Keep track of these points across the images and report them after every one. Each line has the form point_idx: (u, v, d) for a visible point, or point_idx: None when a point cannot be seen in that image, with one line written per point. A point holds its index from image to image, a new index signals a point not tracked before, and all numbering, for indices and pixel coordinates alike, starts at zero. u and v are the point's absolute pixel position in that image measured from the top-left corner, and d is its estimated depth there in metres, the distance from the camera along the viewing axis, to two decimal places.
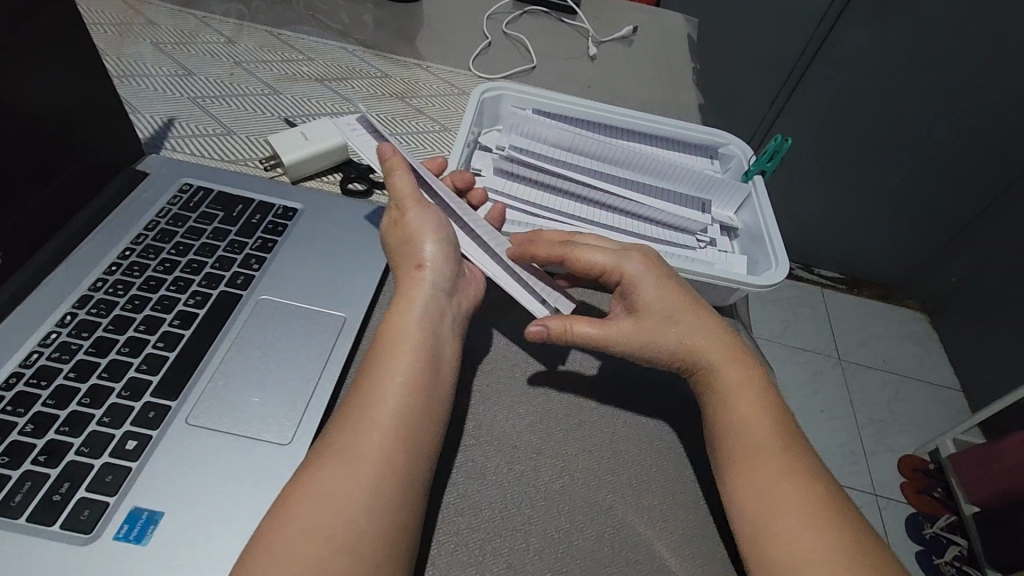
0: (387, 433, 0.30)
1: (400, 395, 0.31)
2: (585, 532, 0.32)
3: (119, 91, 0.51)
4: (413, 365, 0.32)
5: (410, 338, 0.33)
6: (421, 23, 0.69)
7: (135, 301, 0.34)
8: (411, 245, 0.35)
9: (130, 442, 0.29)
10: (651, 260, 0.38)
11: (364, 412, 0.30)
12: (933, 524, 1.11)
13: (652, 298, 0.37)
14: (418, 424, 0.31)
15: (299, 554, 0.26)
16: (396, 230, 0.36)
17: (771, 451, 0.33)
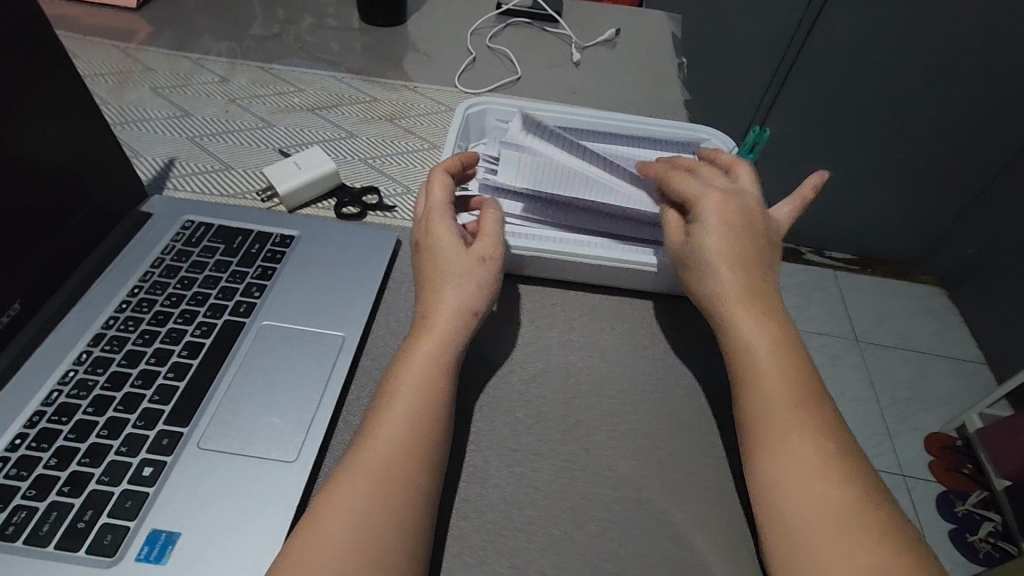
0: (399, 450, 0.31)
1: (414, 412, 0.33)
2: (585, 528, 0.33)
3: (122, 136, 0.54)
4: (425, 385, 0.34)
5: (426, 363, 0.35)
6: (408, 46, 0.71)
7: (145, 336, 0.36)
8: (437, 283, 0.37)
9: (146, 468, 0.31)
10: (753, 222, 0.40)
11: (381, 430, 0.32)
12: (966, 502, 1.09)
13: (686, 189, 0.41)
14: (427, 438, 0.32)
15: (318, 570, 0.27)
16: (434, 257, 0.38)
17: (775, 439, 0.34)
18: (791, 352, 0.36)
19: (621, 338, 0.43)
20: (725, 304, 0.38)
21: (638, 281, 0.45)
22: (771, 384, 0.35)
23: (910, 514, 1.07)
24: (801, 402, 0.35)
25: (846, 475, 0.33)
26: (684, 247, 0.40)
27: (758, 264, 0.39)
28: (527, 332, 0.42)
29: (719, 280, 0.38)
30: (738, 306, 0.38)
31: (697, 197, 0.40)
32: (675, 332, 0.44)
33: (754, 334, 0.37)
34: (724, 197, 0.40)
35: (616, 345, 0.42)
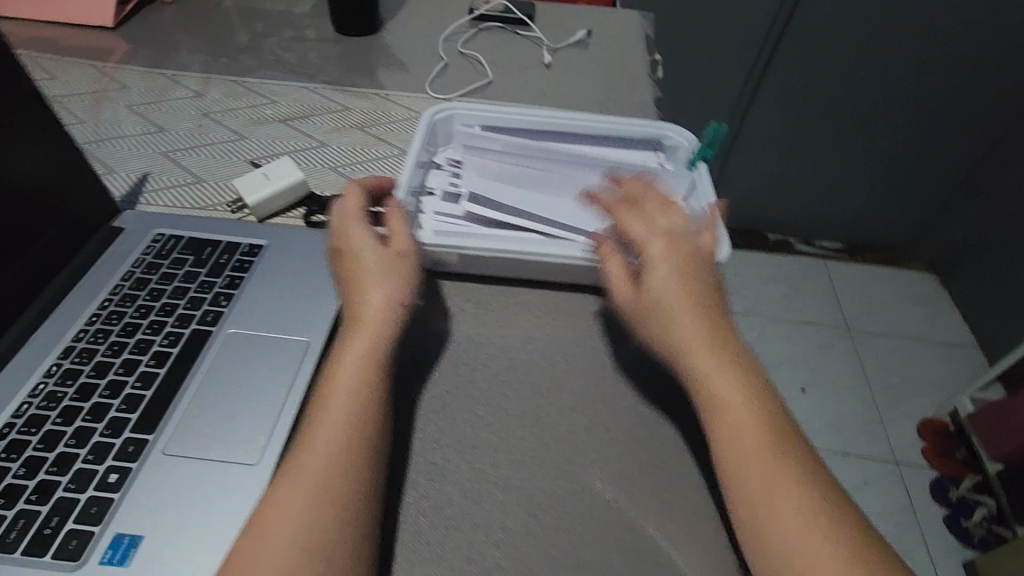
0: (335, 450, 0.32)
1: (349, 410, 0.33)
2: (541, 520, 0.34)
3: (96, 153, 0.55)
4: (356, 384, 0.34)
5: (360, 362, 0.35)
6: (381, 55, 0.72)
7: (113, 347, 0.37)
8: (359, 285, 0.38)
9: (112, 475, 0.32)
10: (702, 262, 0.39)
11: (316, 432, 0.33)
12: (959, 487, 1.08)
13: (632, 233, 0.39)
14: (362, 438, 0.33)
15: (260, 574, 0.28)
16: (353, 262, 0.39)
17: (738, 448, 0.33)
18: (741, 356, 0.37)
19: (583, 333, 0.44)
20: (684, 353, 0.36)
21: (602, 279, 0.45)
22: (728, 393, 0.35)
23: (904, 501, 1.08)
24: (755, 407, 0.35)
25: (803, 468, 0.33)
26: (638, 295, 0.38)
27: (711, 306, 0.37)
28: (491, 331, 0.43)
29: (675, 332, 0.36)
30: (695, 355, 0.36)
31: (644, 242, 0.39)
32: None
33: (710, 351, 0.36)
34: (671, 238, 0.39)
35: (578, 341, 0.43)
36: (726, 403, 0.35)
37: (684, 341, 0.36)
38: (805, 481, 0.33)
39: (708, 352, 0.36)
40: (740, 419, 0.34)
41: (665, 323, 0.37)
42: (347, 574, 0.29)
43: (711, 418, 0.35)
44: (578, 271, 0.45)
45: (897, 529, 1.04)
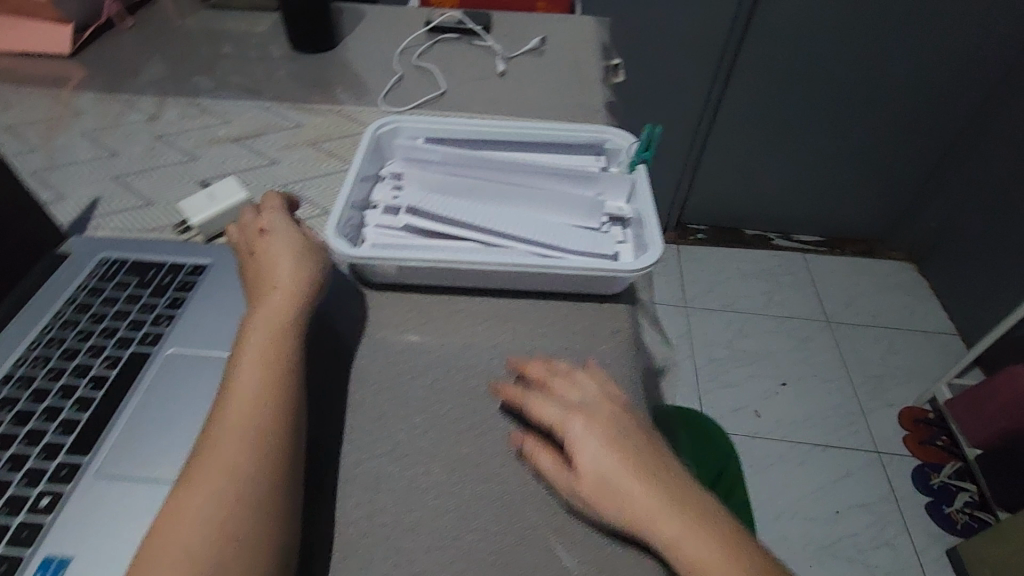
0: (250, 395, 0.35)
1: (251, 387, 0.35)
2: (472, 524, 0.34)
3: (48, 180, 0.55)
4: (260, 361, 0.36)
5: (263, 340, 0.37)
6: (336, 70, 0.73)
7: (52, 373, 0.38)
8: (272, 258, 0.41)
9: (45, 498, 0.33)
10: (620, 414, 0.36)
11: (232, 381, 0.36)
12: (941, 474, 1.09)
13: (548, 418, 0.36)
14: (278, 382, 0.36)
15: (192, 509, 0.31)
16: (270, 242, 0.42)
17: (686, 556, 0.32)
18: (656, 453, 0.35)
19: (522, 337, 0.44)
20: (629, 527, 0.33)
21: (541, 284, 0.46)
22: (659, 501, 0.33)
23: (886, 491, 1.08)
24: (681, 498, 0.33)
25: (739, 542, 0.33)
26: (580, 484, 0.34)
27: (645, 458, 0.34)
28: (431, 340, 0.44)
29: (622, 509, 0.33)
30: (633, 506, 0.33)
31: (563, 423, 0.36)
32: (577, 327, 0.45)
33: (638, 478, 0.33)
34: (585, 406, 0.36)
35: (517, 345, 0.44)
36: (663, 514, 0.33)
37: (630, 512, 0.33)
38: (749, 560, 0.32)
39: (637, 484, 0.33)
40: (677, 524, 0.32)
41: (612, 505, 0.33)
42: (256, 537, 0.31)
43: (653, 539, 0.32)
44: (517, 278, 0.45)
45: (881, 519, 1.04)
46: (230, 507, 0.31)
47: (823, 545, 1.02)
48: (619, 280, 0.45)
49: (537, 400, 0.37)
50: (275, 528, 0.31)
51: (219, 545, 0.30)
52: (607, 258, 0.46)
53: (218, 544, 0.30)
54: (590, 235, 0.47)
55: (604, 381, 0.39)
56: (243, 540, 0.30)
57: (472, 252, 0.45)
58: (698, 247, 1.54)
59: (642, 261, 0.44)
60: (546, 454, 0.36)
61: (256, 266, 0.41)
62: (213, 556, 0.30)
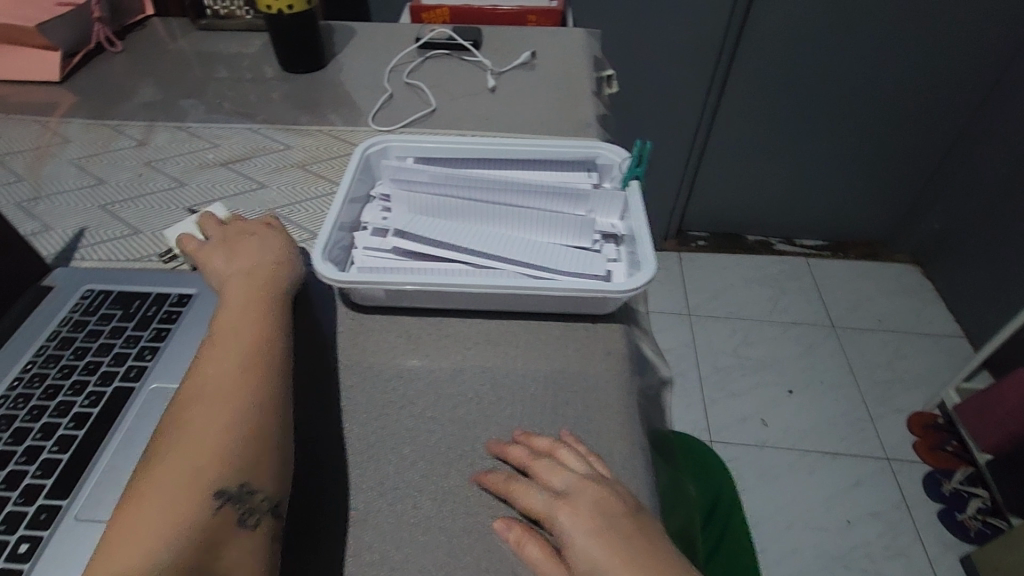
0: (246, 341, 0.38)
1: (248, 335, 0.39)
2: (463, 562, 0.33)
3: (34, 210, 0.55)
4: (255, 317, 0.40)
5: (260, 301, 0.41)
6: (327, 90, 0.73)
7: (33, 412, 0.37)
8: (266, 245, 0.46)
9: (22, 545, 0.32)
10: (609, 498, 0.34)
11: (229, 330, 0.39)
12: (952, 480, 1.06)
13: (533, 507, 0.34)
14: (272, 332, 0.40)
15: (207, 432, 0.33)
16: (261, 233, 0.47)
17: None
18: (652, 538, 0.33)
19: (514, 361, 0.43)
20: None
21: (533, 305, 0.45)
22: None
23: (898, 499, 1.06)
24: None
25: None
26: None
27: (639, 547, 0.32)
28: (421, 366, 0.43)
29: None
30: None
31: (549, 512, 0.34)
32: (569, 349, 0.44)
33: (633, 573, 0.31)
34: (569, 494, 0.34)
35: (509, 370, 0.43)
36: None
37: None
38: None
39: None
40: None
41: None
42: (260, 456, 0.33)
43: None
44: (506, 299, 0.44)
45: (893, 529, 1.02)
46: (234, 431, 0.34)
47: (835, 556, 0.99)
48: (611, 300, 0.44)
49: (519, 488, 0.35)
50: (277, 447, 0.35)
51: (230, 460, 0.33)
52: (599, 277, 0.45)
53: (227, 459, 0.33)
54: (581, 255, 0.46)
55: (589, 463, 0.36)
56: (253, 453, 0.33)
57: (462, 274, 0.44)
58: (698, 254, 1.53)
59: (634, 279, 0.43)
60: (533, 544, 0.33)
61: (248, 246, 0.45)
62: (223, 465, 0.32)
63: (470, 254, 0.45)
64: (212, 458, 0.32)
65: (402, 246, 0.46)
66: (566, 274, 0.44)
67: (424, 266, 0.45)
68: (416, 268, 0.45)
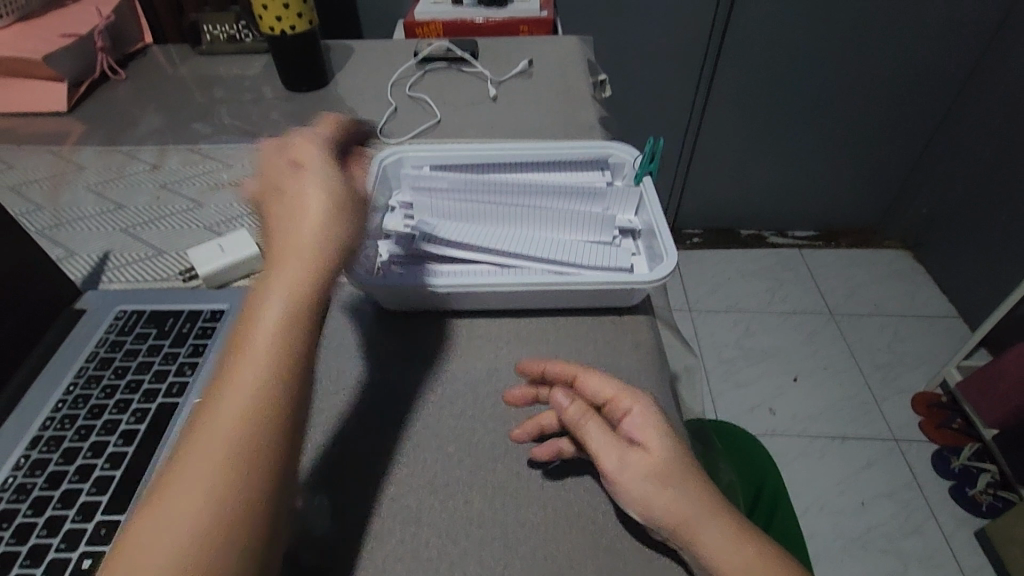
0: (272, 336, 0.30)
1: (275, 327, 0.30)
2: (518, 551, 0.34)
3: (56, 238, 0.55)
4: (288, 306, 0.31)
5: (294, 279, 0.31)
6: (332, 106, 0.74)
7: (81, 432, 0.38)
8: (303, 201, 0.34)
9: (85, 560, 0.32)
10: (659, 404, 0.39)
11: (257, 317, 0.30)
12: (960, 457, 1.08)
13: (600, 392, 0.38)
14: (304, 325, 0.31)
15: (178, 513, 0.25)
16: (300, 179, 0.35)
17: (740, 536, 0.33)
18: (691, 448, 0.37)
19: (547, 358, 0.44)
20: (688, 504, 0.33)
21: (560, 300, 0.46)
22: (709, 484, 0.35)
23: (909, 479, 1.08)
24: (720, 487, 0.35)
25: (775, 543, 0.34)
26: (641, 455, 0.34)
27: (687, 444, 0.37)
28: (455, 367, 0.44)
29: (681, 481, 0.34)
30: (689, 480, 0.34)
31: (616, 396, 0.37)
32: (599, 343, 0.45)
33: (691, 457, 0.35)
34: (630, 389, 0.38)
35: None
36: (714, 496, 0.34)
37: (688, 484, 0.34)
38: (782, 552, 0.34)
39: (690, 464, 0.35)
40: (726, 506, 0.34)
41: (672, 474, 0.34)
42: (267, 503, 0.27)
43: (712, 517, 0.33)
44: (535, 296, 0.45)
45: (906, 507, 1.04)
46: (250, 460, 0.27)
47: (852, 538, 1.01)
48: (638, 292, 0.45)
49: (582, 375, 0.39)
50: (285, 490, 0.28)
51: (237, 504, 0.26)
52: (623, 270, 0.46)
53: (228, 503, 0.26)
54: (604, 251, 0.47)
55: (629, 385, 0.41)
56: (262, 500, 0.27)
57: (490, 275, 0.45)
58: (695, 251, 1.55)
59: (661, 269, 0.44)
60: (594, 424, 0.36)
61: (285, 205, 0.35)
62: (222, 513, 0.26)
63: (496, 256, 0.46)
64: (216, 498, 0.26)
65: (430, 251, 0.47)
66: (592, 269, 0.46)
67: (454, 270, 0.46)
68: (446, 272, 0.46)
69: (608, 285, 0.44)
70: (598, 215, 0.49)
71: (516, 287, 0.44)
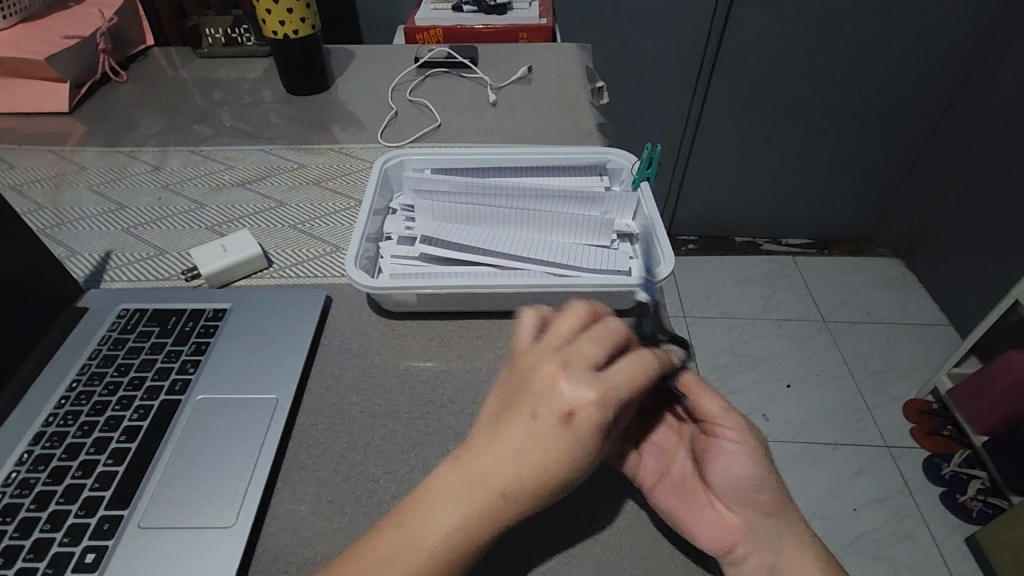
0: (478, 497, 0.30)
1: (482, 492, 0.30)
2: (517, 547, 0.34)
3: (58, 237, 0.55)
4: (494, 478, 0.30)
5: (513, 468, 0.30)
6: (333, 110, 0.75)
7: (84, 428, 0.38)
8: (546, 390, 0.31)
9: (89, 554, 0.32)
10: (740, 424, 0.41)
11: (473, 467, 0.31)
12: (950, 463, 1.10)
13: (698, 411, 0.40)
14: (506, 506, 0.30)
15: None
16: (558, 363, 0.31)
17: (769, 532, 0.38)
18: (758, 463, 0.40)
19: None
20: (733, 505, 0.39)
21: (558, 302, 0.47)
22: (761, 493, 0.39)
23: (901, 485, 1.09)
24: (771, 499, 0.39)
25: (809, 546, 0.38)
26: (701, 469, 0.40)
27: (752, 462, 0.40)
28: (455, 366, 0.44)
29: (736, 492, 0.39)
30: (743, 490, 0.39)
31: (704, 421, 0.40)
32: None
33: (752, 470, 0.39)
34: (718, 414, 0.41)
35: None
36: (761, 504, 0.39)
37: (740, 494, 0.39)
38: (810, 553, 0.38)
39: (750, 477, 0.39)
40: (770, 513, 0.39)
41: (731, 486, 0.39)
42: None
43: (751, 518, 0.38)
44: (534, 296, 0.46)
45: (898, 513, 1.05)
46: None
47: (846, 543, 1.01)
48: (635, 294, 0.46)
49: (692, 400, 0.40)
50: None
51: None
52: (621, 272, 0.47)
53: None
54: (603, 254, 0.48)
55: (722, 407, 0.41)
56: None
57: (490, 276, 0.46)
58: (690, 257, 1.57)
59: (659, 271, 0.45)
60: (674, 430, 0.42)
61: (532, 377, 0.32)
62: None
63: (497, 258, 0.47)
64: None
65: (431, 252, 0.47)
66: (592, 272, 0.46)
67: (454, 271, 0.47)
68: (446, 272, 0.47)
69: (607, 286, 0.45)
70: (598, 219, 0.50)
71: (516, 287, 0.45)
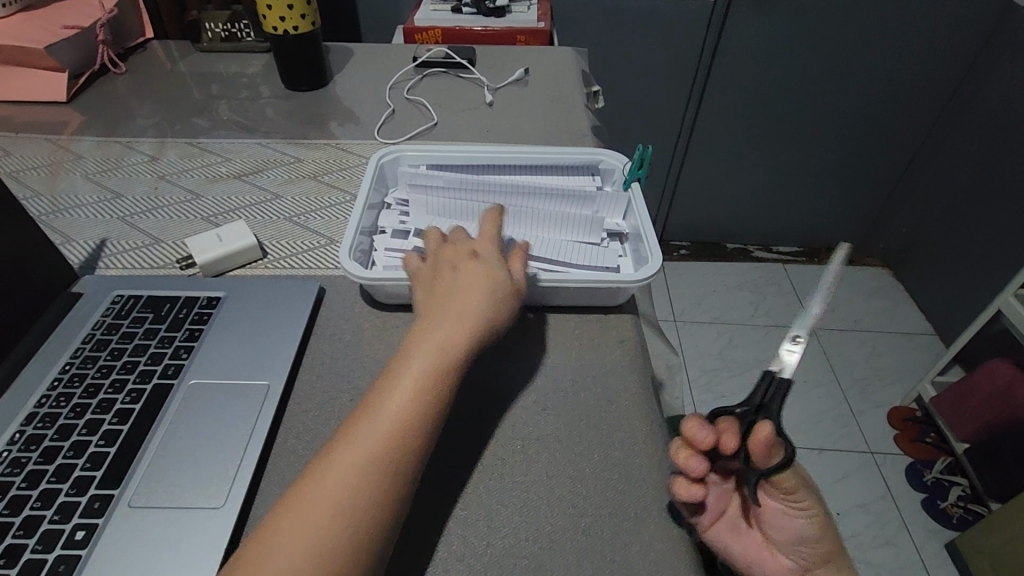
0: (400, 402, 0.35)
1: (406, 390, 0.36)
2: (501, 532, 0.35)
3: (53, 224, 0.56)
4: (416, 377, 0.36)
5: (426, 367, 0.37)
6: (331, 106, 0.76)
7: (76, 409, 0.38)
8: (464, 288, 0.40)
9: (79, 532, 0.33)
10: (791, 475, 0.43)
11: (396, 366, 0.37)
12: (933, 469, 1.11)
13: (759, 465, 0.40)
14: (426, 399, 0.36)
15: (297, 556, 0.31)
16: (468, 265, 0.42)
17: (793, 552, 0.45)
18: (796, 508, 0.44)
19: (532, 352, 0.46)
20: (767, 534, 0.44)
21: (548, 296, 0.48)
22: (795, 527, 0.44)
23: (883, 490, 1.10)
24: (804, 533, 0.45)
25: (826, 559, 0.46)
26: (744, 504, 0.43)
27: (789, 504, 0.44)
28: None
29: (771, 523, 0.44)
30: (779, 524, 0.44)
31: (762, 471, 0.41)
32: (584, 339, 0.47)
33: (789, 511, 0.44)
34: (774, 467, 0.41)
35: (530, 360, 0.45)
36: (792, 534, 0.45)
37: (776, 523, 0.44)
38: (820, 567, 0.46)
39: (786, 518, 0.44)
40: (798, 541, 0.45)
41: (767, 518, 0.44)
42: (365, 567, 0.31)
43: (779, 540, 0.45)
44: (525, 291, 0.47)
45: (880, 518, 1.06)
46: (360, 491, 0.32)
47: None
48: (623, 290, 0.47)
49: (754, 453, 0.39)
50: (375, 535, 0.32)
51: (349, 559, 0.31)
52: (610, 269, 0.48)
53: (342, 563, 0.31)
54: (594, 251, 0.49)
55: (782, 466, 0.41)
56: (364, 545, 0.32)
57: None
58: (681, 263, 1.58)
59: (647, 268, 0.46)
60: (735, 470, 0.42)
61: (449, 282, 0.41)
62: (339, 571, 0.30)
63: None
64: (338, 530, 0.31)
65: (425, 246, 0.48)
66: (583, 268, 0.47)
67: None
68: None
69: (596, 281, 0.46)
70: (590, 217, 0.51)
71: None
